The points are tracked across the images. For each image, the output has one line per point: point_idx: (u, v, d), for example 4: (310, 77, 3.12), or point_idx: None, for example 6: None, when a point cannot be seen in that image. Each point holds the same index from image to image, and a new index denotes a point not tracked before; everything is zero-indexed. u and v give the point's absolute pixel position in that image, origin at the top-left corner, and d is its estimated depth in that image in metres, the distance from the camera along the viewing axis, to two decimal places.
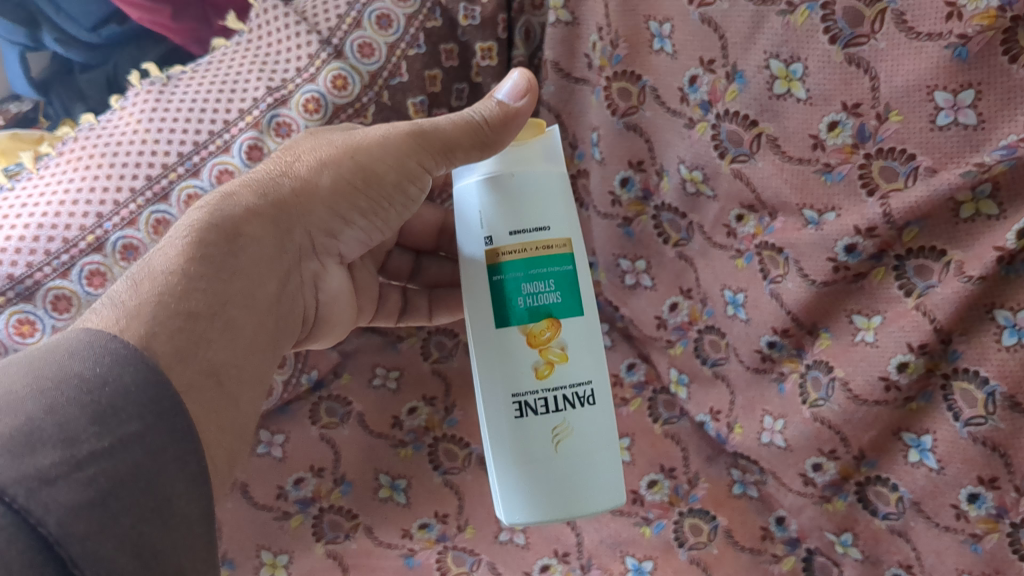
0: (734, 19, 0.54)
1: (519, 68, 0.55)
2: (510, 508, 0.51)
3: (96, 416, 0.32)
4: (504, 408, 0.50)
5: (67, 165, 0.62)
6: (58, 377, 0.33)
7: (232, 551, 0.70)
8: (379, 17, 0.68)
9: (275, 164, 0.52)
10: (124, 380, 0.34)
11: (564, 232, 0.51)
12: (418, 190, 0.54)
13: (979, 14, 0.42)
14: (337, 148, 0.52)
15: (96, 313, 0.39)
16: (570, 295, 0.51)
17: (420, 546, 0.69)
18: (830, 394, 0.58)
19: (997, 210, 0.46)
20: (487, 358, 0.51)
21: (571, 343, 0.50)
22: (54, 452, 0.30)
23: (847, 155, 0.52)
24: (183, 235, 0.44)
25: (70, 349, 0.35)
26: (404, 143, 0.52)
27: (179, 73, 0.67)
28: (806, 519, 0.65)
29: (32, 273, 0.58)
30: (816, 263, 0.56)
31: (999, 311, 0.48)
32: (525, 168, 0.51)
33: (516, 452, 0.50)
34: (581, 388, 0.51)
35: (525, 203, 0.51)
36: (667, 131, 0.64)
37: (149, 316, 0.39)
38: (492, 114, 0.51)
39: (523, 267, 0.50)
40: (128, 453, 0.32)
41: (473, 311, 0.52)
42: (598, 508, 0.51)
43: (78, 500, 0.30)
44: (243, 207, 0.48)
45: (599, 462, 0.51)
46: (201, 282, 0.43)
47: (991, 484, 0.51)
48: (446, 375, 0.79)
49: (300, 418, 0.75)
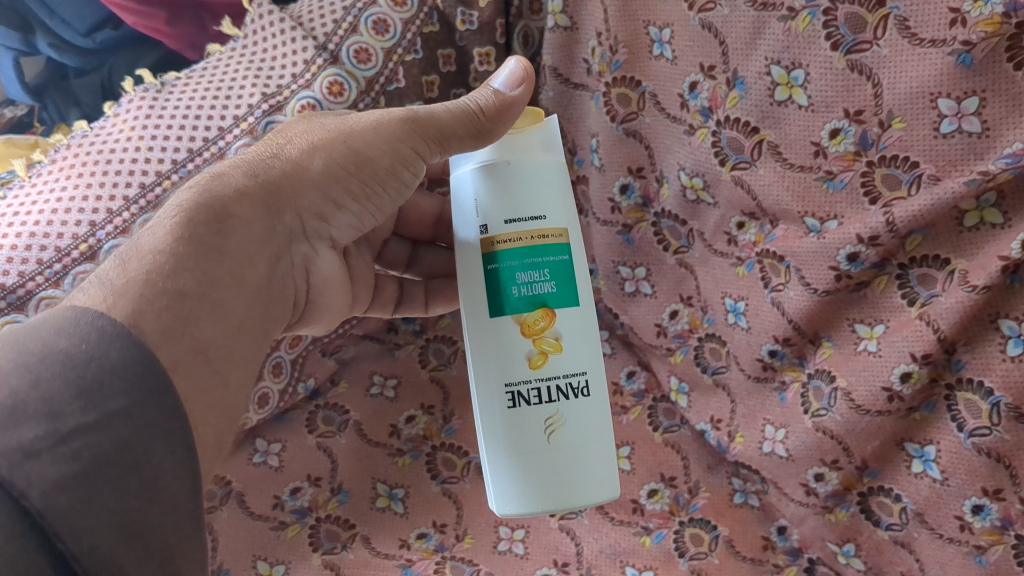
0: (734, 25, 0.54)
1: (516, 57, 0.54)
2: (501, 499, 0.50)
3: (81, 391, 0.32)
4: (497, 398, 0.50)
5: (60, 173, 0.61)
6: (44, 353, 0.32)
7: (227, 562, 0.69)
8: (376, 22, 0.67)
9: (266, 147, 0.52)
10: (110, 357, 0.33)
11: (561, 222, 0.51)
12: (412, 176, 0.53)
13: (984, 20, 0.41)
14: (331, 133, 0.51)
15: (84, 292, 0.39)
16: (566, 286, 0.50)
17: (418, 556, 0.69)
18: (831, 404, 0.57)
19: (1002, 218, 0.46)
20: (481, 346, 0.50)
21: (566, 334, 0.50)
22: (38, 425, 0.30)
23: (850, 162, 0.51)
24: (172, 215, 0.44)
25: (58, 326, 0.34)
26: (398, 129, 0.51)
27: (173, 79, 0.66)
28: (808, 529, 0.65)
29: (24, 282, 0.57)
30: (818, 272, 0.55)
31: (1003, 321, 0.47)
32: (523, 158, 0.51)
33: (509, 442, 0.49)
34: (575, 379, 0.50)
35: (521, 191, 0.50)
36: (667, 137, 0.63)
37: (137, 294, 0.38)
38: (488, 104, 0.51)
39: (519, 256, 0.49)
40: (115, 429, 0.32)
41: (469, 299, 0.51)
42: (590, 501, 0.50)
43: (62, 473, 0.29)
44: (233, 188, 0.47)
45: (594, 455, 0.50)
46: (190, 261, 0.42)
47: (996, 495, 0.50)
48: (444, 383, 0.78)
49: (297, 427, 0.74)
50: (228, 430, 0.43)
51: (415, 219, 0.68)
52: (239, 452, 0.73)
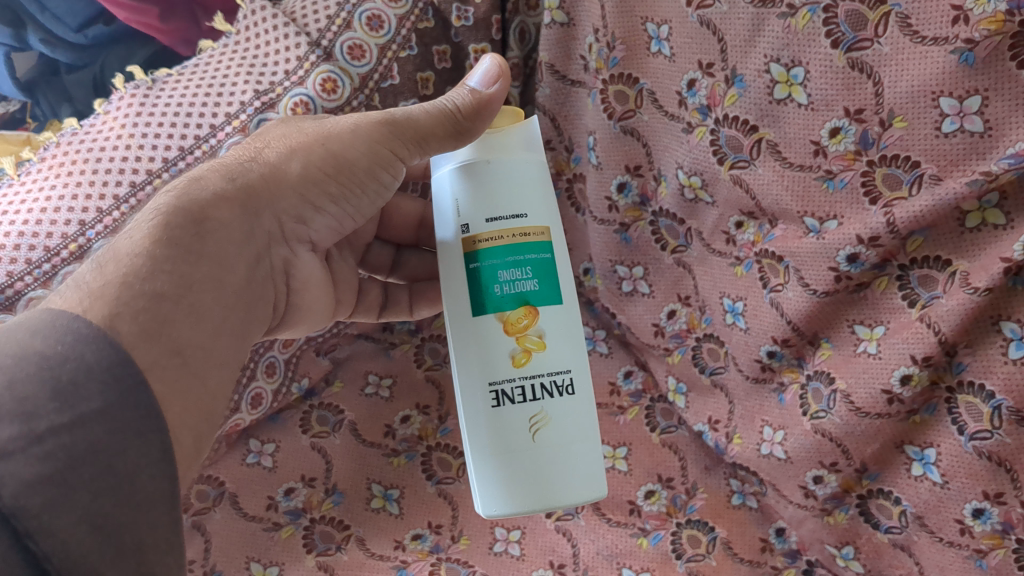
0: (733, 21, 0.53)
1: (492, 55, 0.54)
2: (486, 499, 0.49)
3: (57, 392, 0.31)
4: (481, 397, 0.49)
5: (49, 171, 0.60)
6: (19, 355, 0.32)
7: (221, 563, 0.68)
8: (370, 19, 0.66)
9: (244, 151, 0.51)
10: (86, 358, 0.33)
11: (542, 219, 0.50)
12: (391, 177, 0.53)
13: (986, 18, 0.41)
14: (309, 136, 0.51)
15: (60, 295, 0.38)
16: (549, 283, 0.49)
17: (413, 557, 0.68)
18: (831, 406, 0.57)
19: (1004, 219, 0.45)
20: (465, 345, 0.49)
21: (550, 331, 0.49)
22: (12, 426, 0.30)
23: (850, 161, 0.50)
24: (150, 218, 0.43)
25: (33, 329, 0.34)
26: (377, 130, 0.51)
27: (165, 75, 0.65)
28: (806, 531, 0.64)
29: (12, 282, 0.57)
30: (817, 272, 0.54)
31: (1005, 323, 0.46)
32: (503, 156, 0.50)
33: (494, 442, 0.49)
34: (559, 377, 0.49)
35: (503, 189, 0.49)
36: (666, 135, 0.63)
37: (113, 297, 0.38)
38: (465, 102, 0.50)
39: (500, 254, 0.49)
40: (88, 430, 0.31)
41: (451, 298, 0.50)
42: (576, 500, 0.49)
43: (34, 474, 0.29)
44: (210, 191, 0.46)
45: (579, 453, 0.49)
46: (167, 264, 0.41)
47: (997, 499, 0.49)
48: (439, 383, 0.77)
49: (291, 427, 0.74)
50: (208, 432, 0.42)
51: (406, 218, 0.67)
52: (233, 451, 0.72)
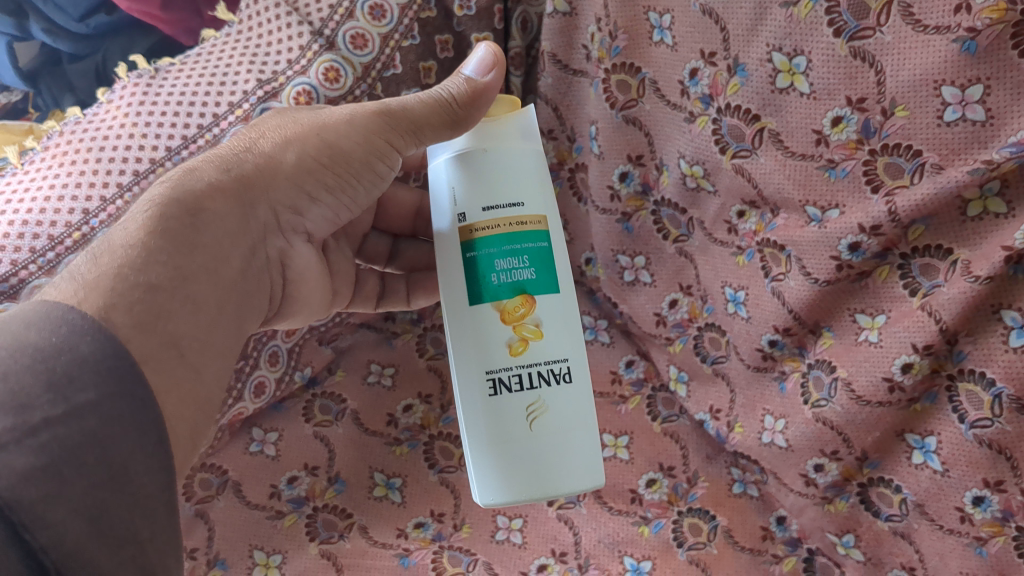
0: (734, 10, 0.53)
1: (487, 44, 0.54)
2: (484, 488, 0.50)
3: (52, 384, 0.32)
4: (478, 386, 0.49)
5: (53, 160, 0.60)
6: (14, 346, 0.32)
7: (224, 551, 0.68)
8: (372, 8, 0.66)
9: (239, 141, 0.51)
10: (81, 350, 0.34)
11: (539, 209, 0.50)
12: (387, 168, 0.53)
13: (989, 6, 0.41)
14: (304, 127, 0.51)
15: (56, 287, 0.39)
16: (546, 272, 0.50)
17: (415, 545, 0.69)
18: (832, 394, 0.57)
19: (1005, 208, 0.45)
20: (461, 333, 0.50)
21: (547, 320, 0.49)
22: (6, 418, 0.30)
23: (851, 150, 0.50)
24: (144, 209, 0.43)
25: (27, 320, 0.34)
26: (372, 121, 0.51)
27: (168, 65, 0.65)
28: (807, 519, 0.64)
29: (16, 271, 0.57)
30: (819, 261, 0.54)
31: (1006, 311, 0.46)
32: (500, 146, 0.50)
33: (491, 430, 0.49)
34: (556, 366, 0.50)
35: (499, 179, 0.50)
36: (667, 125, 0.63)
37: (108, 288, 0.38)
38: (460, 92, 0.50)
39: (497, 243, 0.49)
40: (83, 422, 0.32)
41: (448, 288, 0.50)
42: (574, 489, 0.49)
43: (29, 465, 0.30)
44: (205, 182, 0.46)
45: (577, 441, 0.50)
46: (163, 255, 0.42)
47: (997, 487, 0.49)
48: (441, 372, 0.78)
49: (294, 416, 0.74)
50: (204, 422, 0.43)
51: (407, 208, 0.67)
52: (235, 441, 0.72)
